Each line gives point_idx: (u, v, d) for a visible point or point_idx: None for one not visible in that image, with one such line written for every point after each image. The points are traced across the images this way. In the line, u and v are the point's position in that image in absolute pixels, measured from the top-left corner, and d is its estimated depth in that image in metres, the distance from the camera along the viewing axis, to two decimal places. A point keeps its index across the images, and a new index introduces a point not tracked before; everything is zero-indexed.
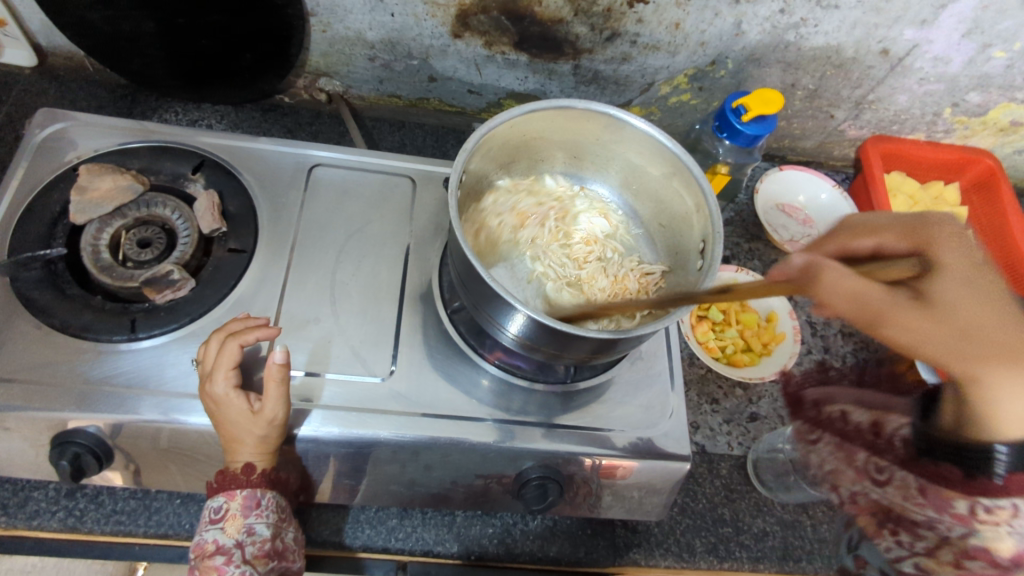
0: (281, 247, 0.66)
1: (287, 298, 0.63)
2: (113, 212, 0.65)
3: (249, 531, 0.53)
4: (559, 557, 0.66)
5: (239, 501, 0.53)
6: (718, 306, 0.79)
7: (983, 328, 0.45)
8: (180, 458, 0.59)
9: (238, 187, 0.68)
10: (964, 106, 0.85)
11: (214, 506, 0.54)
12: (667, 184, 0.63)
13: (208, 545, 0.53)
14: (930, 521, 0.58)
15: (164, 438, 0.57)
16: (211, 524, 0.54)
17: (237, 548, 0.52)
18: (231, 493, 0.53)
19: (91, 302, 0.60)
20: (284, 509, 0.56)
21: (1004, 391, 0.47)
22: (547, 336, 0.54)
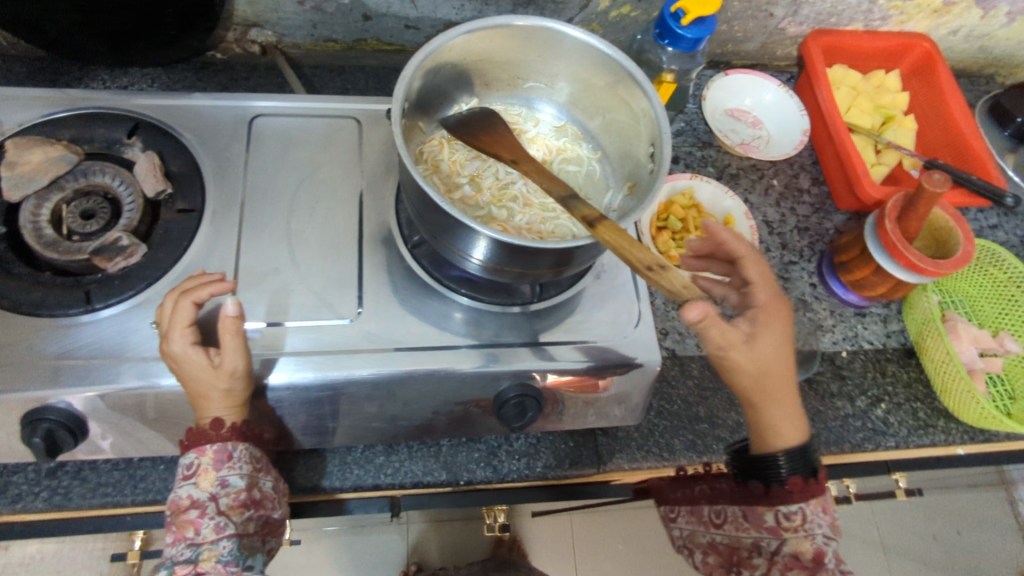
0: (228, 202, 0.64)
1: (243, 255, 0.62)
2: (49, 186, 0.62)
3: (222, 483, 0.54)
4: (546, 472, 0.69)
5: (209, 456, 0.54)
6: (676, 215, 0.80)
7: (773, 380, 0.56)
8: (179, 422, 0.59)
9: (177, 147, 0.66)
10: None
11: (185, 463, 0.55)
12: (611, 94, 0.62)
13: (184, 501, 0.54)
14: (757, 545, 0.61)
15: (149, 404, 0.57)
16: (185, 480, 0.54)
17: (211, 501, 0.53)
18: (199, 449, 0.54)
19: (41, 279, 0.59)
20: (259, 457, 0.57)
21: (774, 411, 0.58)
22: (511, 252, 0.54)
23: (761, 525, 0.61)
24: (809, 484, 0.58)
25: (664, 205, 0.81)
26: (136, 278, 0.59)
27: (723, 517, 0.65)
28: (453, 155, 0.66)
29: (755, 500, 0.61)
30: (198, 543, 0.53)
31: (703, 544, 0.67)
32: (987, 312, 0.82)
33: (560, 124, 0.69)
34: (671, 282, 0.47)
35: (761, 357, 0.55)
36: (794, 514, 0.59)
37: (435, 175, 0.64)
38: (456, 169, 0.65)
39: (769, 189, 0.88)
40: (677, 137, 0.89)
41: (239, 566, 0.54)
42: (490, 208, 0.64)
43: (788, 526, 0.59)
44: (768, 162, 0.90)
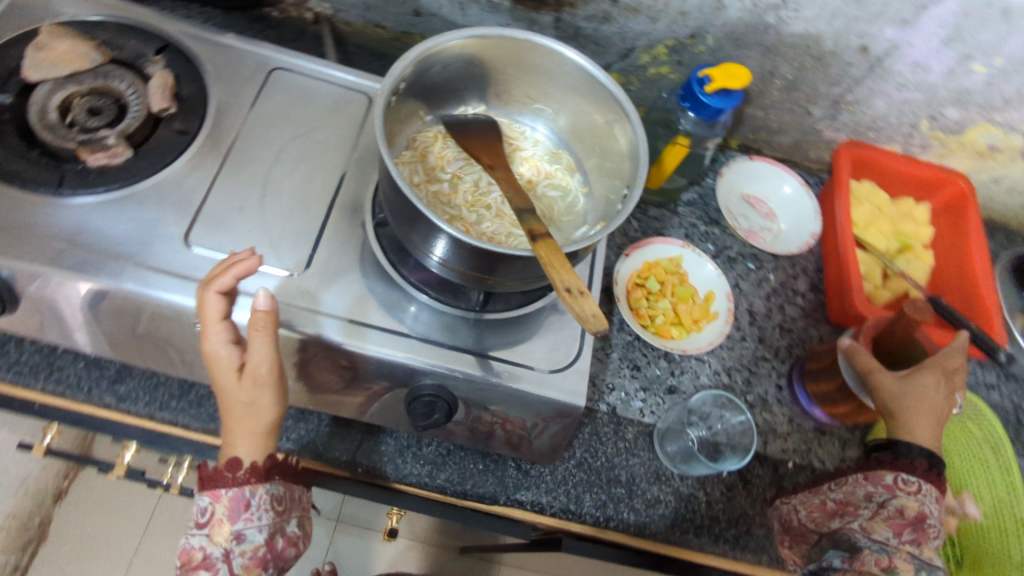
0: (220, 136, 0.67)
1: (217, 187, 0.64)
2: (68, 77, 0.66)
3: (237, 537, 0.54)
4: (445, 485, 0.67)
5: (224, 502, 0.55)
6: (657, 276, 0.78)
7: (927, 403, 0.64)
8: (158, 342, 0.61)
9: (196, 75, 0.69)
10: (942, 121, 0.84)
11: (200, 508, 0.55)
12: (607, 131, 0.63)
13: (197, 549, 0.55)
14: (865, 496, 0.64)
15: (143, 318, 0.58)
16: (199, 529, 0.55)
17: (226, 558, 0.54)
18: (217, 495, 0.55)
19: (26, 154, 0.61)
20: (278, 500, 0.57)
21: (912, 419, 0.64)
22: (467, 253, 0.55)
23: (878, 480, 0.64)
24: (932, 468, 0.63)
25: (648, 264, 0.79)
26: (109, 179, 0.62)
27: (841, 481, 0.67)
28: (442, 151, 0.67)
29: (880, 464, 0.65)
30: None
31: (807, 507, 0.69)
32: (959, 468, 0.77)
33: (555, 151, 0.70)
34: (586, 308, 0.45)
35: (916, 387, 0.65)
36: (912, 482, 0.62)
37: (419, 164, 0.65)
38: (441, 164, 0.66)
39: (763, 281, 0.86)
40: (684, 205, 0.88)
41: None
42: (461, 208, 0.64)
43: (904, 488, 0.62)
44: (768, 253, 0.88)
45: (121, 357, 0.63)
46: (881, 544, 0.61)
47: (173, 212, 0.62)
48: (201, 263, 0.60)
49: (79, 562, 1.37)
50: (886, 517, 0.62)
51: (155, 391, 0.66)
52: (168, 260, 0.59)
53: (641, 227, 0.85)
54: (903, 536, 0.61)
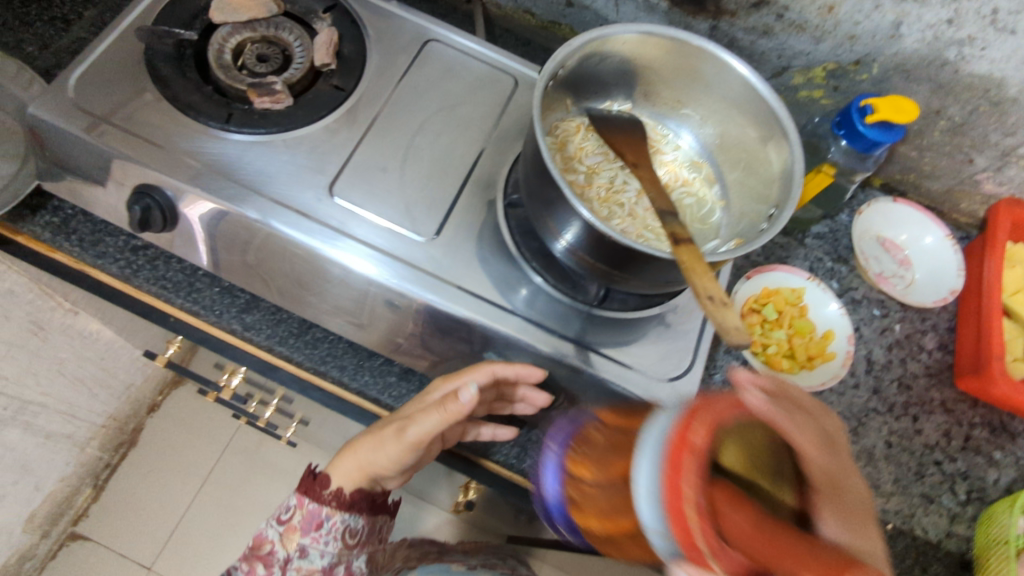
0: (372, 97, 0.69)
1: (363, 144, 0.66)
2: (246, 23, 0.70)
3: (301, 550, 0.65)
4: (531, 470, 0.69)
5: (303, 512, 0.66)
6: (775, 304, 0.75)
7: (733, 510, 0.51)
8: (294, 280, 0.64)
9: (359, 36, 0.72)
10: None
11: (285, 508, 0.67)
12: (759, 147, 0.61)
13: (268, 540, 0.67)
14: None
15: (290, 259, 0.62)
16: (276, 523, 0.67)
17: (288, 560, 0.66)
18: (303, 505, 0.66)
19: (202, 88, 0.66)
20: (349, 533, 0.68)
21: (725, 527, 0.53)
22: (599, 247, 0.54)
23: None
24: None
25: (768, 290, 0.76)
26: (269, 122, 0.65)
27: None
28: (582, 142, 0.66)
29: None
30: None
31: None
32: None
33: (695, 160, 0.69)
34: (727, 318, 0.45)
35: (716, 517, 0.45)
36: None
37: (558, 152, 0.65)
38: (579, 155, 0.66)
39: (887, 330, 0.81)
40: (813, 238, 0.84)
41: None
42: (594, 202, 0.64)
43: None
44: (894, 302, 0.82)
45: (253, 286, 0.68)
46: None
47: (321, 161, 0.65)
48: (338, 213, 0.62)
49: (163, 473, 1.48)
50: None
51: (275, 326, 0.69)
52: (310, 205, 0.62)
53: (766, 253, 0.82)
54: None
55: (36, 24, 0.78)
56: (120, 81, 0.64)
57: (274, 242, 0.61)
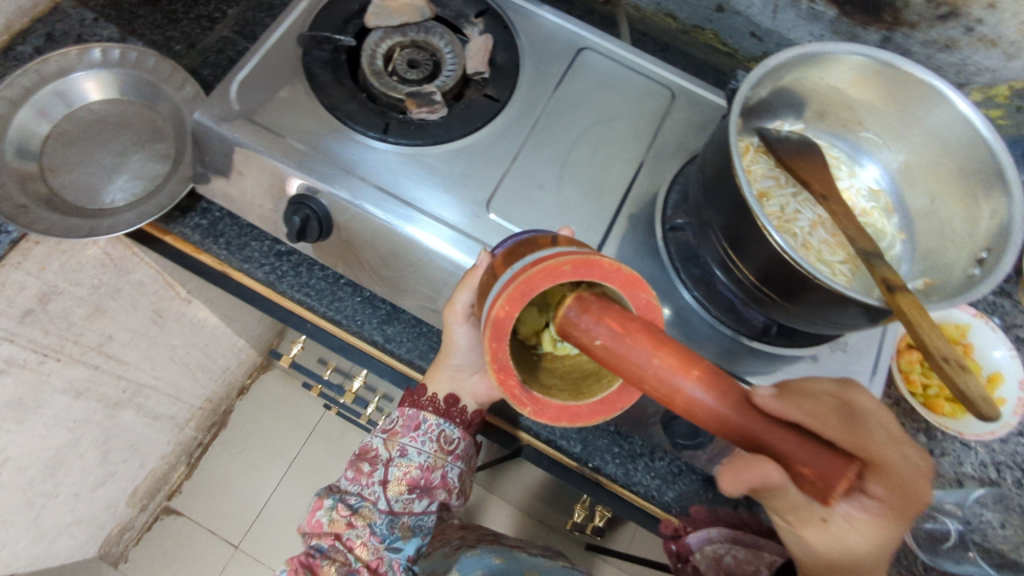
0: (526, 109, 0.67)
1: (518, 158, 0.64)
2: (397, 27, 0.68)
3: (402, 450, 0.64)
4: (670, 504, 0.65)
5: (404, 417, 0.66)
6: None
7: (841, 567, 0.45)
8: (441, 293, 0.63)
9: (511, 43, 0.70)
10: None
11: (388, 419, 0.67)
12: (962, 184, 0.56)
13: (372, 447, 0.66)
14: None
15: (441, 274, 0.61)
16: (381, 432, 0.66)
17: (388, 463, 0.64)
18: (405, 410, 0.66)
19: (357, 96, 0.65)
20: (447, 439, 0.66)
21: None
22: (789, 283, 0.50)
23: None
24: None
25: None
26: (422, 129, 0.64)
27: None
28: (751, 165, 0.62)
29: None
30: (363, 493, 0.64)
31: None
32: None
33: (875, 189, 0.64)
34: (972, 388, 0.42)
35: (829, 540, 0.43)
36: None
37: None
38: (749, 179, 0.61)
39: None
40: None
41: (356, 568, 0.62)
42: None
43: None
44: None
45: (398, 297, 0.67)
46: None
47: (472, 175, 0.63)
48: (482, 227, 0.60)
49: (251, 456, 1.50)
50: None
51: (412, 338, 0.68)
52: (458, 221, 0.60)
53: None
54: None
55: (181, 22, 0.78)
56: (279, 86, 0.63)
57: (418, 253, 0.60)
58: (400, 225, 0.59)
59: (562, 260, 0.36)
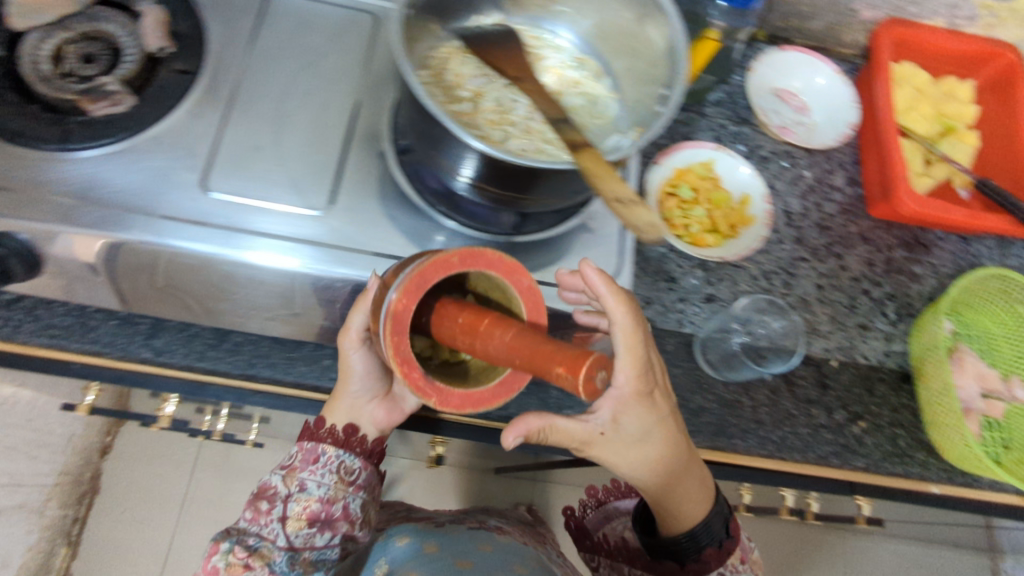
0: (223, 75, 0.63)
1: (230, 126, 0.61)
2: (55, 24, 0.61)
3: (301, 486, 0.61)
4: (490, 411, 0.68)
5: (301, 451, 0.62)
6: (688, 183, 0.76)
7: (671, 484, 0.58)
8: (193, 289, 0.60)
9: (189, 7, 0.64)
10: None
11: (287, 453, 0.63)
12: (638, 30, 0.59)
13: (270, 486, 0.61)
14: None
15: (180, 269, 0.58)
16: (278, 469, 0.62)
17: (288, 500, 0.60)
18: (303, 443, 0.62)
19: (26, 110, 0.58)
20: (347, 470, 0.63)
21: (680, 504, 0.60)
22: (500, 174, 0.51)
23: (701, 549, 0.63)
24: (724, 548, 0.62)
25: (678, 171, 0.77)
26: (112, 125, 0.59)
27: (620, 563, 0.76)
28: (458, 68, 0.61)
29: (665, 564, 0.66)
30: (221, 522, 0.62)
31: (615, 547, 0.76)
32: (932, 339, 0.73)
33: (579, 59, 0.66)
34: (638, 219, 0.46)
35: (624, 459, 0.55)
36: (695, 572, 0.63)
37: (436, 84, 0.60)
38: (459, 82, 0.61)
39: (798, 179, 0.83)
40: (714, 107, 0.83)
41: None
42: (487, 127, 0.59)
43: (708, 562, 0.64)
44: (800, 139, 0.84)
45: (157, 308, 0.62)
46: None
47: (190, 158, 0.59)
48: (236, 209, 0.58)
49: None
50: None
51: (190, 343, 0.64)
52: (198, 211, 0.57)
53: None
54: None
55: None
56: None
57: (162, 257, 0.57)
58: (220, 253, 0.56)
59: (450, 253, 0.41)
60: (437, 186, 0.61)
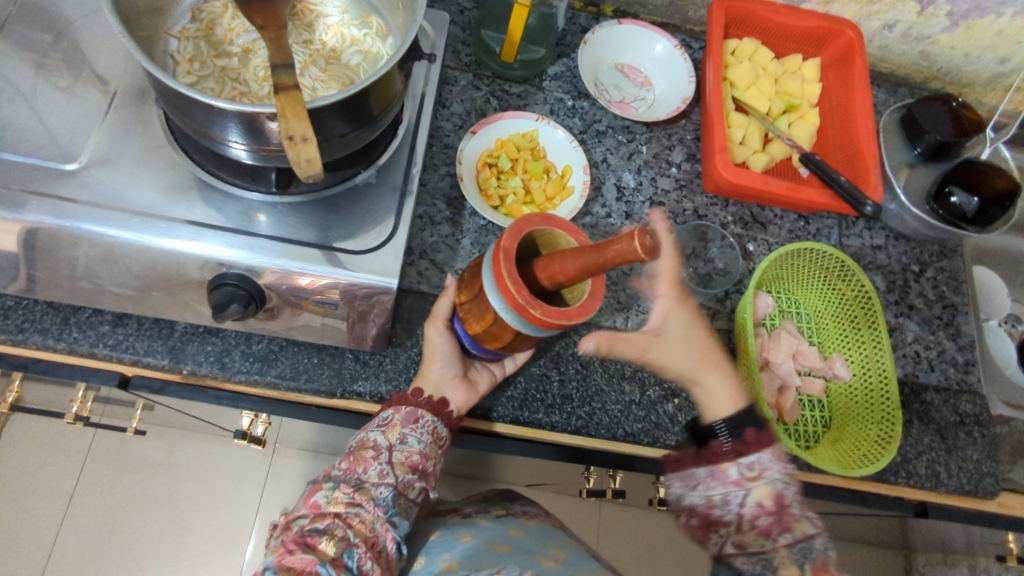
0: (65, 47, 0.61)
1: (114, 111, 0.59)
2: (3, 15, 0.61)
3: (402, 439, 0.57)
4: None
5: (399, 412, 0.59)
6: (507, 152, 0.72)
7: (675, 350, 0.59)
8: (108, 279, 0.58)
9: None
10: (923, 35, 0.83)
11: (381, 415, 0.59)
12: None
13: (366, 441, 0.57)
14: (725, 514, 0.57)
15: (88, 258, 0.55)
16: (375, 424, 0.58)
17: (388, 450, 0.57)
18: (399, 407, 0.59)
19: None
20: (439, 436, 0.60)
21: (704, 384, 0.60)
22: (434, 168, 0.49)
23: (725, 481, 0.57)
24: (761, 434, 0.58)
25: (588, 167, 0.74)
26: (4, 106, 0.57)
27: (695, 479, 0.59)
28: (232, 23, 0.59)
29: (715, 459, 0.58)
30: (340, 475, 0.56)
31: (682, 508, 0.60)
32: (830, 332, 0.75)
33: (363, 17, 0.62)
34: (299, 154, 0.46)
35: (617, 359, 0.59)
36: (752, 463, 0.57)
37: (203, 38, 0.58)
38: (229, 37, 0.58)
39: None
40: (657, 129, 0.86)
41: (356, 544, 0.53)
42: (250, 82, 0.56)
43: (747, 474, 0.57)
44: (674, 125, 0.80)
45: (83, 300, 0.61)
46: (760, 559, 0.55)
47: (73, 139, 0.57)
48: (163, 199, 0.56)
49: None
50: (752, 542, 0.56)
51: (97, 332, 0.62)
52: (139, 200, 0.55)
53: (501, 105, 0.77)
54: (771, 538, 0.55)
55: None
56: None
57: (65, 240, 0.54)
58: (153, 242, 0.54)
59: (532, 214, 0.49)
60: (204, 146, 0.57)
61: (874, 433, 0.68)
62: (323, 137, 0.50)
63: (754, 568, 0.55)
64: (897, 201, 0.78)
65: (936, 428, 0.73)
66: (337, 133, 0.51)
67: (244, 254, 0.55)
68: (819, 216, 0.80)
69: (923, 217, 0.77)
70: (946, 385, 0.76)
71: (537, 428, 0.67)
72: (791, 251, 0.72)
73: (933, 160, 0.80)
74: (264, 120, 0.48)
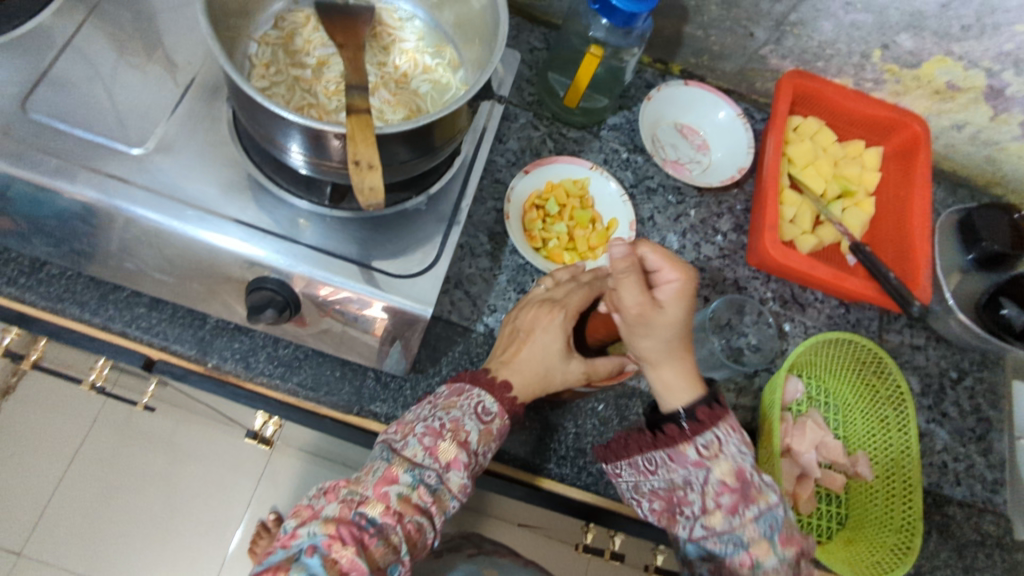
0: (152, 35, 0.63)
1: (186, 103, 0.60)
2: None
3: (484, 454, 0.56)
4: None
5: (499, 416, 0.57)
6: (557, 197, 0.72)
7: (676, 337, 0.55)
8: (152, 264, 0.58)
9: None
10: (989, 141, 0.82)
11: (484, 406, 0.57)
12: None
13: (461, 429, 0.54)
14: (695, 501, 0.55)
15: (136, 240, 0.56)
16: (475, 416, 0.56)
17: (472, 459, 0.55)
18: (503, 411, 0.57)
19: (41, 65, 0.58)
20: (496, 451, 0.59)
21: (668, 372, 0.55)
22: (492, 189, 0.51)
23: (685, 463, 0.55)
24: (714, 410, 0.55)
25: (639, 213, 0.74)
26: (83, 83, 0.59)
27: (654, 462, 0.57)
28: (311, 36, 0.60)
29: (668, 441, 0.55)
30: (418, 466, 0.53)
31: (645, 489, 0.59)
32: (857, 427, 0.73)
33: (437, 46, 0.63)
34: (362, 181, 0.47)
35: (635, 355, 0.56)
36: (711, 442, 0.54)
37: (282, 47, 0.60)
38: (306, 49, 0.60)
39: None
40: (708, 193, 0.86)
41: (403, 558, 0.51)
42: (320, 95, 0.57)
43: (705, 453, 0.54)
44: (726, 192, 0.80)
45: (124, 279, 0.62)
46: (731, 539, 0.54)
47: (143, 125, 0.58)
48: (218, 195, 0.57)
49: None
50: (723, 521, 0.54)
51: (132, 313, 0.63)
52: (194, 193, 0.56)
53: (557, 148, 0.78)
54: (738, 514, 0.54)
55: None
56: None
57: (116, 220, 0.55)
58: (189, 231, 0.55)
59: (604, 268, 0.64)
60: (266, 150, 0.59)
61: (891, 541, 0.65)
62: (385, 161, 0.51)
63: (726, 548, 0.55)
64: (943, 304, 0.76)
65: (955, 544, 0.70)
66: (398, 158, 0.51)
67: (281, 259, 0.55)
68: (861, 306, 0.78)
69: (968, 324, 0.75)
70: (972, 501, 0.73)
71: (545, 478, 0.65)
72: (829, 339, 0.71)
73: (986, 268, 0.78)
74: (329, 138, 0.48)
